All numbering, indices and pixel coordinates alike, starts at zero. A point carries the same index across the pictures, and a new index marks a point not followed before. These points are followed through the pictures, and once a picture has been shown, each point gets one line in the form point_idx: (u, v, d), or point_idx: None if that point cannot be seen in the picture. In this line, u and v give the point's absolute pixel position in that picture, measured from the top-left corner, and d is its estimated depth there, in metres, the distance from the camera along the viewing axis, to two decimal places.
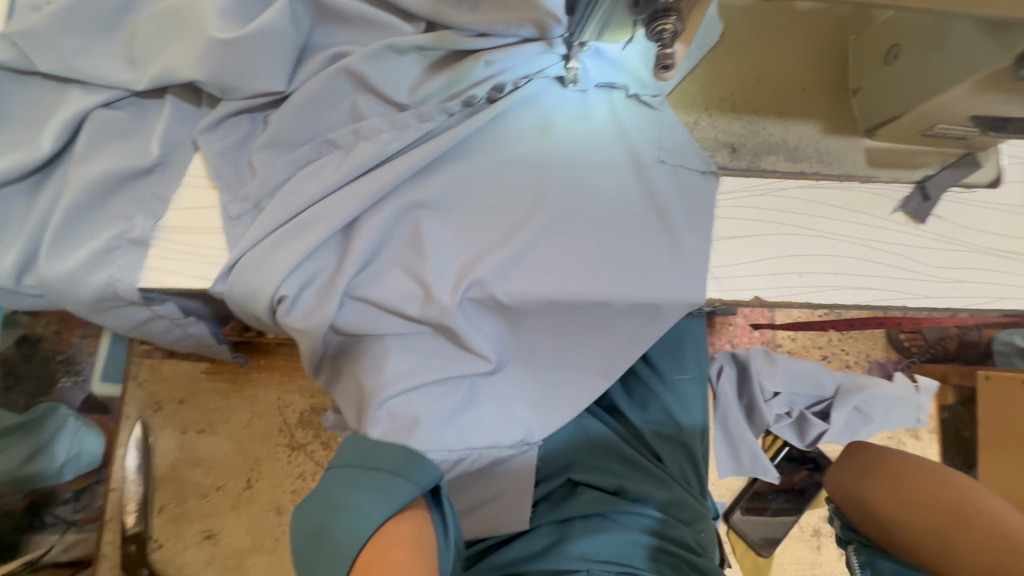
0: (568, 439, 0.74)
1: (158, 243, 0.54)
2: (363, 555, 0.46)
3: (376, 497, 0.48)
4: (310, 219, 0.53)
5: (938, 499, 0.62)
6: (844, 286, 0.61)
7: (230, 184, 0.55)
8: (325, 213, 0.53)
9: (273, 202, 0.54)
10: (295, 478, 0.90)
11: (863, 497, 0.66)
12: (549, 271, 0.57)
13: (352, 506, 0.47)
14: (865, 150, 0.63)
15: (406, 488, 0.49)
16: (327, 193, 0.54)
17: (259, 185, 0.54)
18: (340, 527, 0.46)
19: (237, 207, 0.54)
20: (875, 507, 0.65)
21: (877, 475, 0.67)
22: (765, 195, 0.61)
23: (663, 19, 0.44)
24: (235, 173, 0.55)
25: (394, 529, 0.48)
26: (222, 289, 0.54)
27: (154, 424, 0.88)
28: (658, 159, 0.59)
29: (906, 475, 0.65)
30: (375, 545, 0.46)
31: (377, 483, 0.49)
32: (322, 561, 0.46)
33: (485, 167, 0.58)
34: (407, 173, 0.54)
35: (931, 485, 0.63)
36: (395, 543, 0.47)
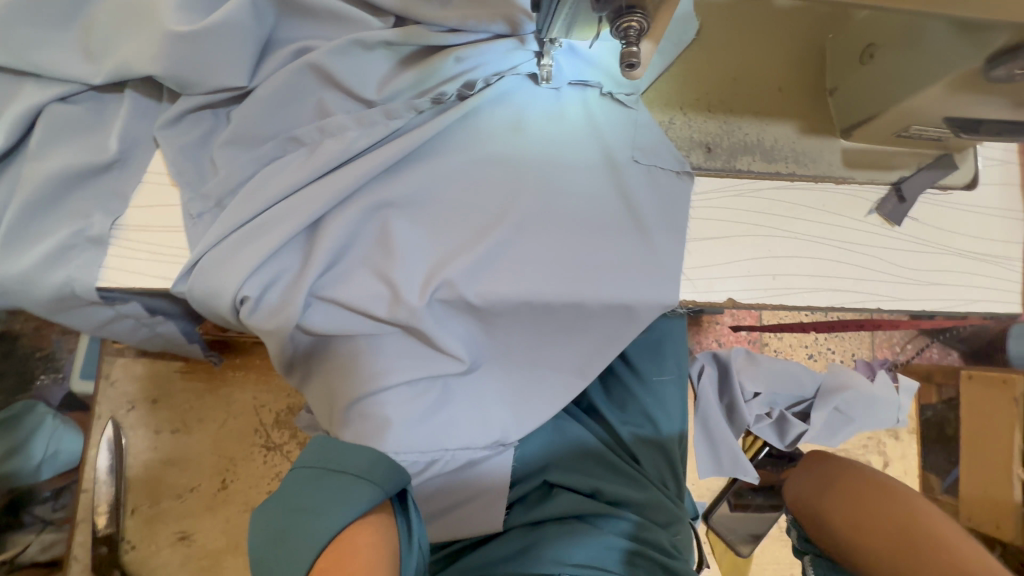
0: (545, 439, 0.73)
1: (116, 242, 0.53)
2: (324, 560, 0.44)
3: (339, 500, 0.47)
4: (274, 218, 0.52)
5: (891, 517, 0.64)
6: (819, 289, 0.60)
7: (192, 182, 0.53)
8: (290, 212, 0.52)
9: (236, 200, 0.53)
10: (271, 478, 0.89)
11: (819, 511, 0.71)
12: (520, 272, 0.56)
13: (315, 509, 0.46)
14: (842, 150, 0.62)
15: (371, 491, 0.48)
16: (292, 191, 0.53)
17: (222, 182, 0.53)
18: (301, 530, 0.45)
19: (199, 205, 0.53)
20: (828, 521, 0.69)
21: (832, 489, 0.71)
22: (741, 195, 0.61)
23: (627, 16, 0.43)
24: (197, 171, 0.54)
25: (357, 533, 0.46)
26: (183, 289, 0.53)
27: (127, 424, 0.86)
28: (632, 159, 0.59)
29: (863, 493, 0.69)
30: (335, 549, 0.44)
31: (342, 485, 0.48)
32: (280, 567, 0.44)
33: (455, 165, 0.57)
34: (373, 171, 0.53)
35: (886, 502, 0.66)
36: (358, 545, 0.45)
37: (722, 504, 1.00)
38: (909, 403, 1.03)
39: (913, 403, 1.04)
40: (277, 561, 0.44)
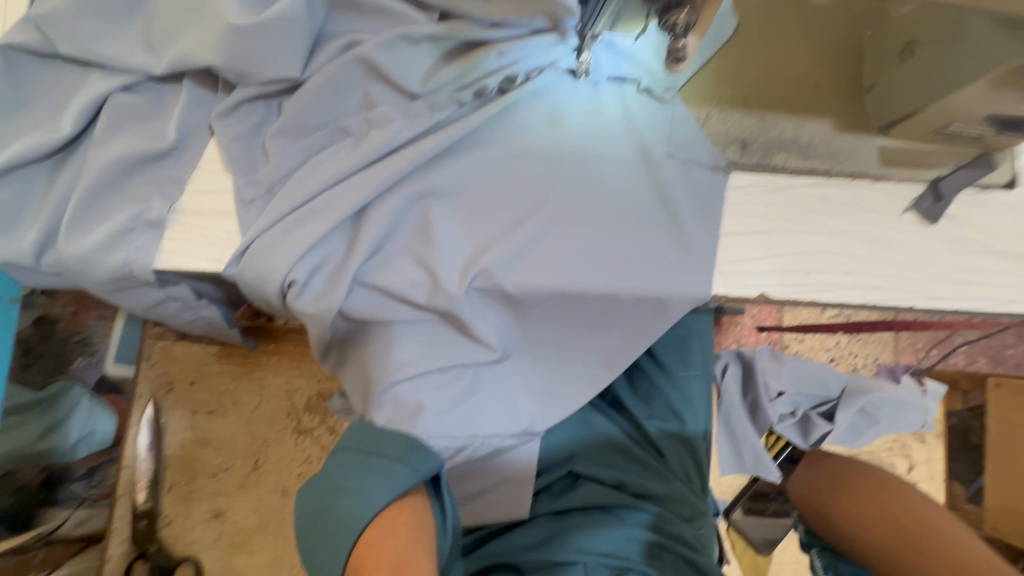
0: (571, 430, 0.74)
1: (172, 225, 0.56)
2: (366, 537, 0.47)
3: (377, 481, 0.49)
4: (321, 205, 0.54)
5: (892, 513, 0.66)
6: (852, 286, 0.60)
7: (244, 169, 0.56)
8: (336, 199, 0.54)
9: (286, 187, 0.55)
10: (301, 461, 0.91)
11: (825, 506, 0.72)
12: (555, 263, 0.57)
13: (355, 489, 0.49)
14: (878, 148, 0.62)
15: (406, 473, 0.50)
16: (337, 179, 0.55)
17: (272, 170, 0.55)
18: (344, 508, 0.48)
19: (251, 191, 0.55)
20: (834, 518, 0.71)
21: (841, 485, 0.73)
22: (776, 192, 0.61)
23: (675, 12, 0.44)
24: (249, 159, 0.56)
25: (395, 513, 0.49)
26: (234, 272, 0.55)
27: (166, 405, 0.90)
28: (667, 154, 0.59)
29: (864, 489, 0.70)
30: (375, 527, 0.47)
31: (378, 468, 0.50)
32: (325, 541, 0.48)
33: (494, 157, 0.58)
34: (416, 161, 0.55)
35: (885, 497, 0.68)
36: (394, 525, 0.48)
37: (739, 506, 1.00)
38: (936, 407, 1.02)
39: (939, 408, 1.03)
40: (322, 533, 0.48)
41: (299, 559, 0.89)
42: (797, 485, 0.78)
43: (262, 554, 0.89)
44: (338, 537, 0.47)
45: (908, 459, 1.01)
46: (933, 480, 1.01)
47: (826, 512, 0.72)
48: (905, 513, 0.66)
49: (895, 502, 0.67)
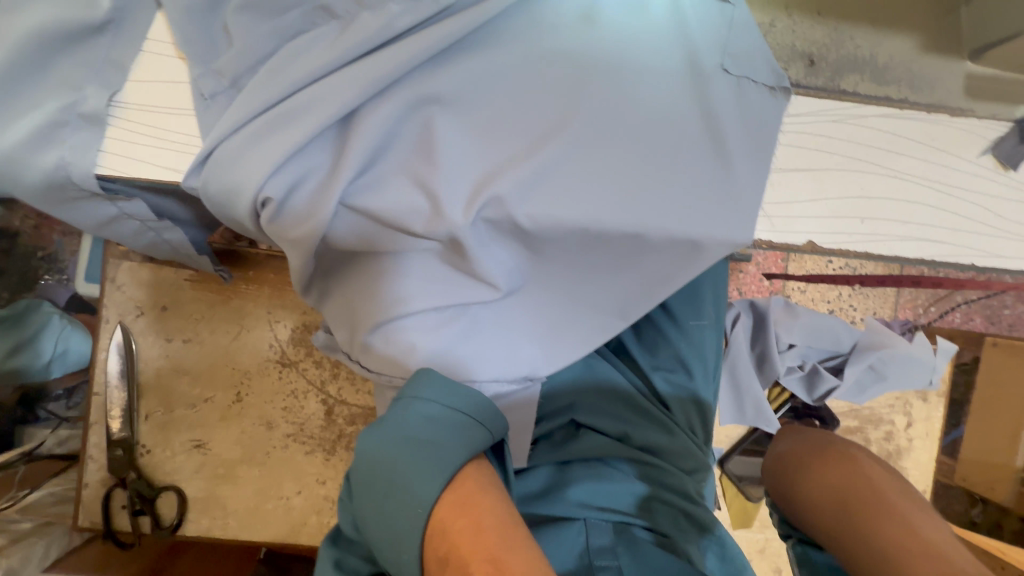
0: (574, 379, 0.69)
1: (115, 122, 0.46)
2: (450, 495, 0.40)
3: (457, 438, 0.43)
4: (299, 106, 0.44)
5: (846, 490, 0.53)
6: (910, 238, 0.53)
7: (201, 55, 0.45)
8: (320, 99, 0.44)
9: (254, 80, 0.44)
10: (287, 395, 0.87)
11: (792, 486, 0.58)
12: (581, 192, 0.49)
13: (435, 444, 0.42)
14: (966, 77, 0.54)
15: (483, 434, 0.45)
16: (319, 75, 0.44)
17: (237, 57, 0.44)
18: (424, 461, 0.41)
19: (211, 84, 0.45)
20: (799, 500, 0.57)
21: (806, 464, 0.58)
22: (840, 122, 0.52)
23: None
24: (207, 42, 0.45)
25: (478, 473, 0.42)
26: (195, 184, 0.46)
27: (137, 329, 0.83)
28: (721, 67, 0.49)
29: (820, 469, 0.57)
30: (458, 487, 0.40)
31: (456, 426, 0.44)
32: (399, 499, 0.40)
33: (513, 60, 0.48)
34: (417, 58, 0.44)
35: (824, 460, 0.57)
36: (484, 481, 0.42)
37: (736, 453, 0.99)
38: (945, 366, 0.99)
39: (946, 367, 1.00)
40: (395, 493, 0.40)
41: (287, 490, 0.87)
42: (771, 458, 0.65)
43: (247, 485, 0.87)
44: (419, 492, 0.40)
45: (907, 417, 1.00)
46: (928, 438, 1.00)
47: (778, 489, 0.60)
48: (854, 478, 0.54)
49: (837, 471, 0.55)
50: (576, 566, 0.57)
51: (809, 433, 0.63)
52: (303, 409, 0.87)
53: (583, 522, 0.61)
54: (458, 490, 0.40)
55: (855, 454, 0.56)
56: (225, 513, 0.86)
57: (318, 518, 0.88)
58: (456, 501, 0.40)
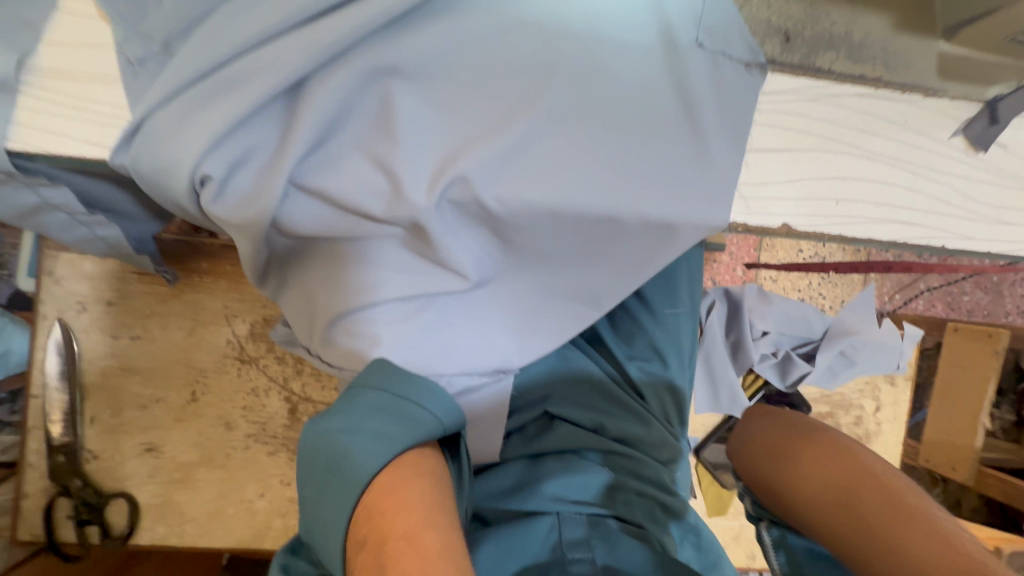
0: (549, 369, 0.67)
1: (29, 91, 0.41)
2: (380, 483, 0.38)
3: (404, 427, 0.41)
4: (240, 74, 0.40)
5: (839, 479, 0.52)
6: (883, 220, 0.53)
7: (127, 16, 0.40)
8: (262, 67, 0.40)
9: (189, 45, 0.40)
10: (247, 393, 0.82)
11: (778, 473, 0.57)
12: (552, 173, 0.46)
13: (376, 432, 0.40)
14: (938, 56, 0.52)
15: (432, 425, 0.42)
16: (262, 40, 0.40)
17: (170, 19, 0.40)
18: (360, 448, 0.39)
19: (140, 49, 0.41)
20: (789, 488, 0.56)
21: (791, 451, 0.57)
22: (817, 101, 0.50)
23: None
24: (134, 2, 0.41)
25: (417, 460, 0.40)
26: (125, 162, 0.42)
27: (79, 326, 0.77)
28: (696, 42, 0.47)
29: (817, 466, 0.54)
30: (393, 475, 0.38)
31: (405, 414, 0.41)
32: (330, 487, 0.38)
33: (477, 29, 0.44)
34: (373, 22, 0.41)
35: (811, 453, 0.56)
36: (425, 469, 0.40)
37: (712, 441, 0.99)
38: (911, 350, 1.01)
39: (912, 353, 1.02)
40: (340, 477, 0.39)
41: (249, 494, 0.83)
42: (748, 440, 0.64)
43: (205, 490, 0.82)
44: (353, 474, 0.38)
45: (876, 402, 1.01)
46: (896, 422, 1.02)
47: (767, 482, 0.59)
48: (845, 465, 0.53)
49: (835, 465, 0.53)
50: (550, 561, 0.54)
51: (783, 415, 0.63)
52: (265, 408, 0.83)
53: (555, 517, 0.58)
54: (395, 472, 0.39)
55: (841, 445, 0.55)
56: (182, 519, 0.81)
57: (283, 521, 0.84)
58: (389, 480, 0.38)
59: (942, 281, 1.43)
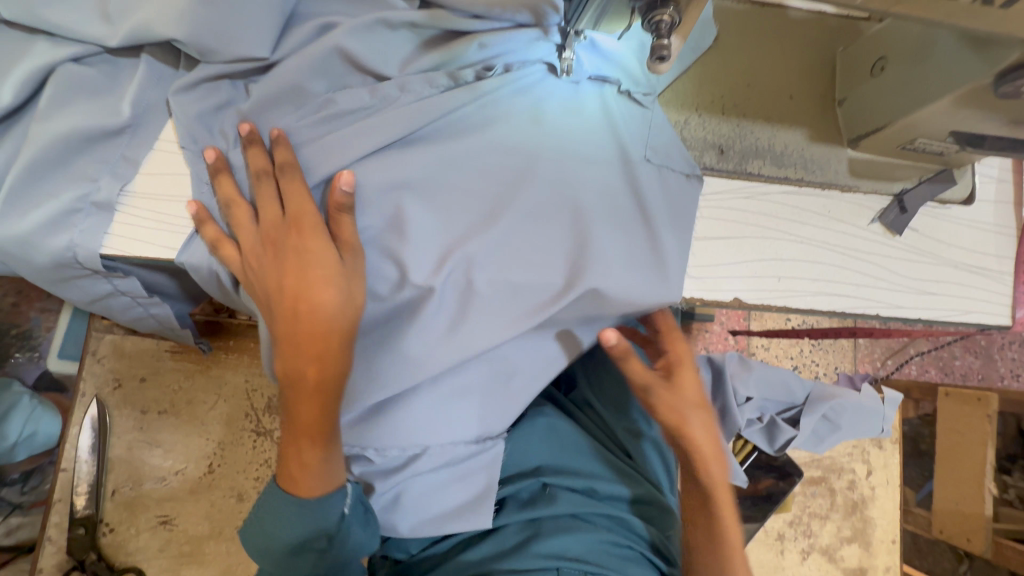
0: (540, 441, 0.74)
1: (122, 209, 0.52)
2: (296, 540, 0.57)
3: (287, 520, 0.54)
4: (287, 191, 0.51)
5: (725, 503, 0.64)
6: (821, 293, 0.62)
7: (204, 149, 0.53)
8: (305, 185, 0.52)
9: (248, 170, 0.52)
10: (259, 465, 0.87)
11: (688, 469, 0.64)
12: (528, 264, 0.56)
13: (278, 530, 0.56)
14: (848, 159, 0.64)
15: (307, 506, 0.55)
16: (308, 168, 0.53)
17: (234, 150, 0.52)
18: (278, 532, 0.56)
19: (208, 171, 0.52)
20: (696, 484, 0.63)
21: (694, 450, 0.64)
22: (750, 198, 0.62)
23: (659, 10, 0.41)
24: (210, 138, 0.53)
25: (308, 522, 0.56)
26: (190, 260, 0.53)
27: (111, 402, 0.83)
28: (645, 157, 0.59)
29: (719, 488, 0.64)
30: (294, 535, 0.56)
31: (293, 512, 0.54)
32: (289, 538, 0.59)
33: (471, 154, 0.56)
34: (393, 152, 0.53)
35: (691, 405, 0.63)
36: (300, 186, 0.51)
37: None
38: (894, 414, 1.04)
39: (896, 415, 1.06)
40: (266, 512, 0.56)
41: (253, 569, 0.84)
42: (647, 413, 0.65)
43: (213, 563, 0.84)
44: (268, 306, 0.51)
45: (867, 465, 1.04)
46: (889, 485, 1.04)
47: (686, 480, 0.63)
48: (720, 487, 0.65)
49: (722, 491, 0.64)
50: None
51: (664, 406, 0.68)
52: None
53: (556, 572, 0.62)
54: (267, 207, 0.51)
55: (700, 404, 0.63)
56: None
57: None
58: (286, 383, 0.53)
59: (933, 346, 1.48)
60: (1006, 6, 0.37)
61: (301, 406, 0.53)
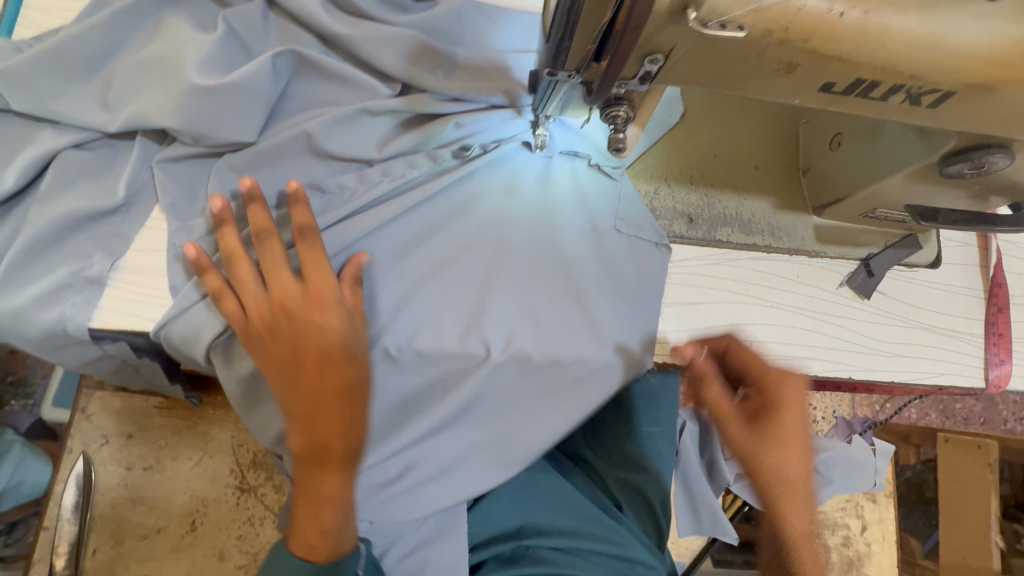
0: (522, 499, 0.75)
1: (114, 283, 0.54)
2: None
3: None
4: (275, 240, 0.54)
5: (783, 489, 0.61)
6: (792, 356, 0.63)
7: (182, 221, 0.55)
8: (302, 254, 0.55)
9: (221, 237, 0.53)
10: (242, 522, 0.86)
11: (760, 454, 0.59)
12: (504, 327, 0.57)
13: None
14: (814, 226, 0.66)
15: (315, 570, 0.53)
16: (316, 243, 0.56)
17: (211, 219, 0.54)
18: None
19: (184, 237, 0.54)
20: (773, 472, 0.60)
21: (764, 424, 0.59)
22: (720, 264, 0.64)
23: (615, 107, 0.43)
24: (190, 204, 0.55)
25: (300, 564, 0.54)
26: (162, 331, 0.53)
27: (99, 458, 0.84)
28: (614, 228, 0.61)
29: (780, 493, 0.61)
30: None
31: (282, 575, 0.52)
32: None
33: (437, 228, 0.59)
34: (372, 227, 0.56)
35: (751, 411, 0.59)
36: (318, 256, 0.52)
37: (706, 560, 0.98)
38: (886, 465, 1.03)
39: (889, 467, 1.04)
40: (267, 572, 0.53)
41: None
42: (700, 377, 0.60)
43: None
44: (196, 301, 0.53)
45: (861, 520, 1.02)
46: (885, 541, 1.02)
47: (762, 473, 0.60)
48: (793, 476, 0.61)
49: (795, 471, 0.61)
50: None
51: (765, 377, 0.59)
52: (258, 537, 0.86)
53: None
54: (279, 283, 0.51)
55: (798, 413, 0.59)
56: None
57: None
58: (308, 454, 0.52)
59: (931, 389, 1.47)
60: (934, 106, 0.40)
61: (328, 479, 0.52)
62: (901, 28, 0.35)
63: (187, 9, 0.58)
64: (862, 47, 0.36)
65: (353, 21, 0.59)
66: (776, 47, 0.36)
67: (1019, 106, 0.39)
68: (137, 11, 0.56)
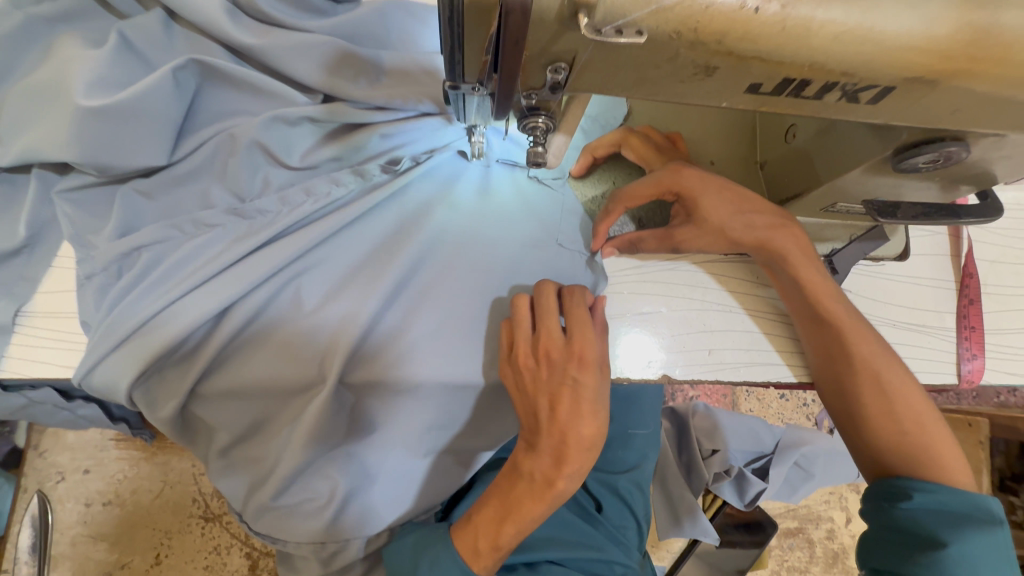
0: None
1: (20, 329, 0.52)
2: None
3: None
4: (178, 265, 0.50)
5: (872, 388, 0.53)
6: (756, 364, 0.60)
7: (84, 259, 0.50)
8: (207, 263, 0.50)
9: (132, 269, 0.50)
10: (209, 552, 0.84)
11: (852, 389, 0.54)
12: (449, 359, 0.53)
13: None
14: None
15: None
16: (224, 267, 0.49)
17: (108, 252, 0.49)
18: None
19: (89, 273, 0.50)
20: (878, 412, 0.53)
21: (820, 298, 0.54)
22: (675, 269, 0.61)
23: (532, 117, 0.39)
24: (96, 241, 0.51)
25: None
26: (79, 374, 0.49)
27: (56, 496, 0.83)
28: (555, 242, 0.58)
29: (867, 359, 0.53)
30: None
31: None
32: None
33: (368, 250, 0.54)
34: (291, 253, 0.51)
35: (825, 337, 0.55)
36: (585, 317, 0.51)
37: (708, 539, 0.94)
38: None
39: None
40: None
41: None
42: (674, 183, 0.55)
43: None
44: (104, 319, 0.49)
45: (845, 512, 1.01)
46: None
47: (833, 331, 0.54)
48: (905, 408, 0.53)
49: (904, 402, 0.53)
50: None
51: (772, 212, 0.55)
52: (226, 566, 0.85)
53: None
54: (548, 329, 0.50)
55: (875, 345, 0.54)
56: None
57: None
58: (507, 470, 0.52)
59: None
60: (874, 102, 0.37)
61: (527, 501, 0.49)
62: (824, 22, 0.31)
63: (84, 29, 0.54)
64: (783, 46, 0.32)
65: (262, 29, 0.55)
66: (688, 50, 0.32)
67: (964, 99, 0.36)
68: (25, 34, 0.52)
